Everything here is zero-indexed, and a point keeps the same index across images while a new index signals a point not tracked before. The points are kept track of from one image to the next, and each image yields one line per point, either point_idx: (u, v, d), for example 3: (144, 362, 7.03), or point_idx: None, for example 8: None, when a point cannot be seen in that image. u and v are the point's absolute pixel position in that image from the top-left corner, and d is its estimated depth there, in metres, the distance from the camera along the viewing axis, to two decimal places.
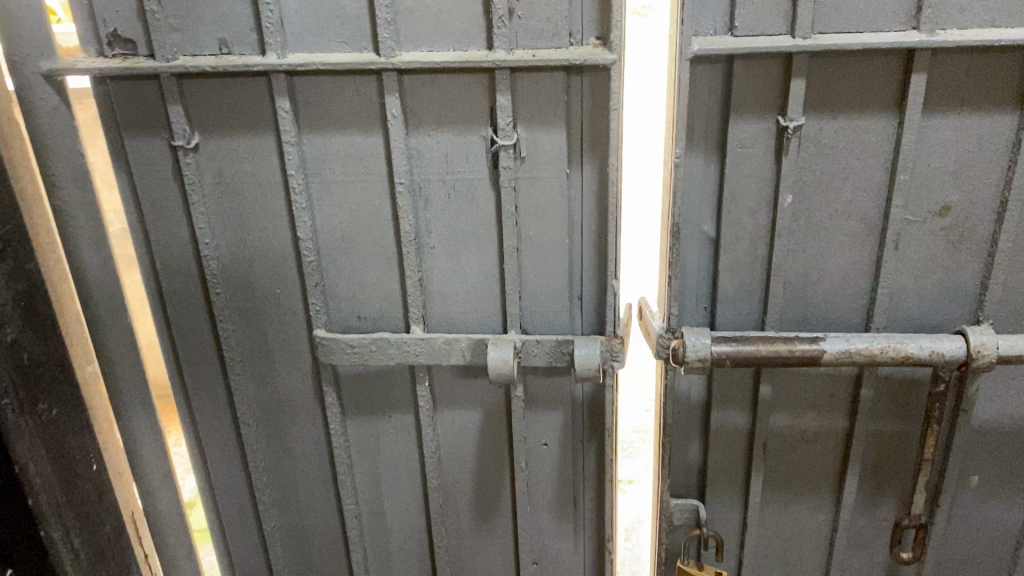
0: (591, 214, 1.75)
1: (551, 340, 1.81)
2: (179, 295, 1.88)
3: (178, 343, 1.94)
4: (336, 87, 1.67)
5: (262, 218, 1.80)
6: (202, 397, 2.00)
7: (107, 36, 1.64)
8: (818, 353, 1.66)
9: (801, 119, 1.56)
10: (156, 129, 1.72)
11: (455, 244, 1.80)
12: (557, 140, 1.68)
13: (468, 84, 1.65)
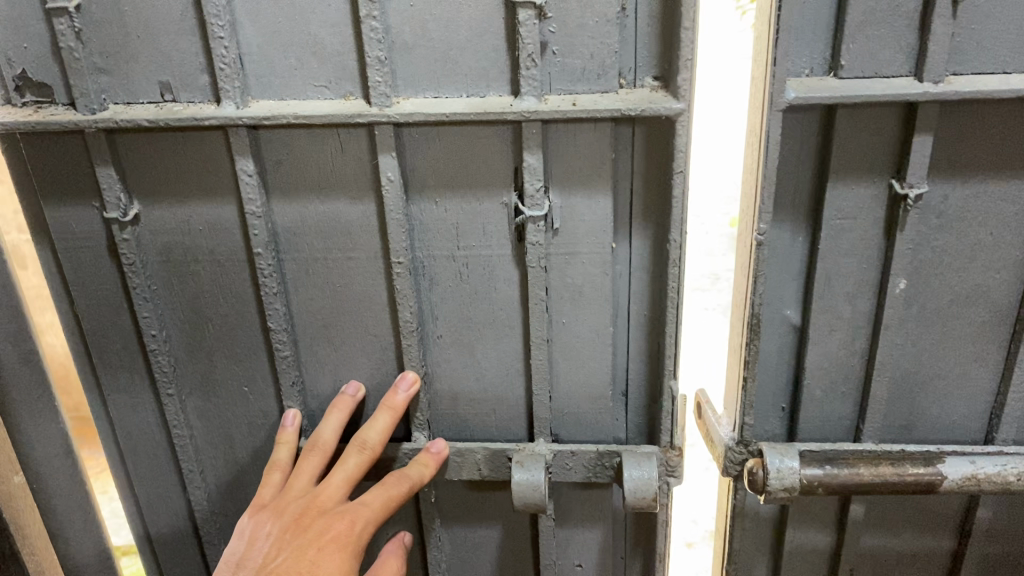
0: (642, 295, 1.38)
1: (591, 450, 1.44)
2: (122, 395, 1.51)
3: (125, 450, 1.56)
4: (314, 142, 1.29)
5: (224, 305, 1.42)
6: (157, 511, 1.62)
7: (14, 80, 1.26)
8: (937, 480, 1.30)
9: (925, 185, 1.20)
10: (83, 199, 1.34)
11: (469, 334, 1.42)
12: (601, 209, 1.30)
13: (485, 138, 1.27)
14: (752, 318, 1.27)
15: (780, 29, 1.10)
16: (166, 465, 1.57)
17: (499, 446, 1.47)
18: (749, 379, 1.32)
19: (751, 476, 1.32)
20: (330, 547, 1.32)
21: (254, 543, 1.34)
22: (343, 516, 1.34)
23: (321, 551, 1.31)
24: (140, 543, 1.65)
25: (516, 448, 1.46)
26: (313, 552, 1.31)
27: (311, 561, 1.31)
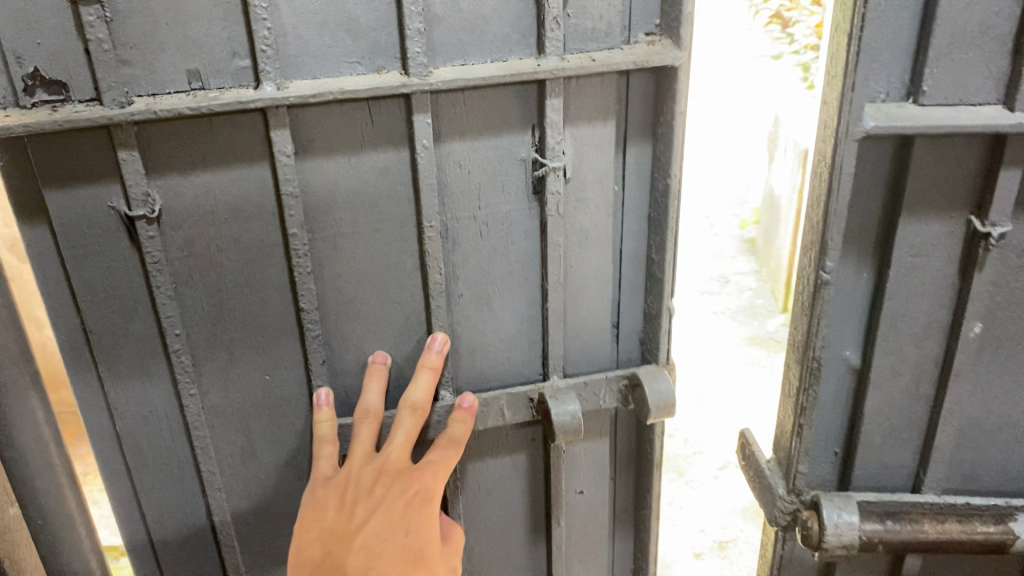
0: (635, 232, 1.47)
1: (600, 377, 1.53)
2: (137, 405, 1.43)
3: (134, 465, 1.47)
4: (346, 116, 1.27)
5: (248, 292, 1.37)
6: (167, 519, 1.54)
7: (24, 79, 1.17)
8: (1004, 538, 1.31)
9: (1007, 224, 1.18)
10: (100, 197, 1.26)
11: (487, 297, 1.45)
12: (608, 155, 1.39)
13: (507, 97, 1.31)
14: (812, 362, 1.28)
15: (859, 49, 1.10)
16: (182, 469, 1.51)
17: (519, 386, 1.52)
18: (805, 425, 1.33)
19: (807, 531, 1.31)
20: (418, 502, 1.39)
21: (335, 508, 1.36)
22: (420, 474, 1.39)
23: (408, 505, 1.38)
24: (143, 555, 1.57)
25: (535, 387, 1.51)
26: (402, 508, 1.38)
27: (403, 516, 1.38)
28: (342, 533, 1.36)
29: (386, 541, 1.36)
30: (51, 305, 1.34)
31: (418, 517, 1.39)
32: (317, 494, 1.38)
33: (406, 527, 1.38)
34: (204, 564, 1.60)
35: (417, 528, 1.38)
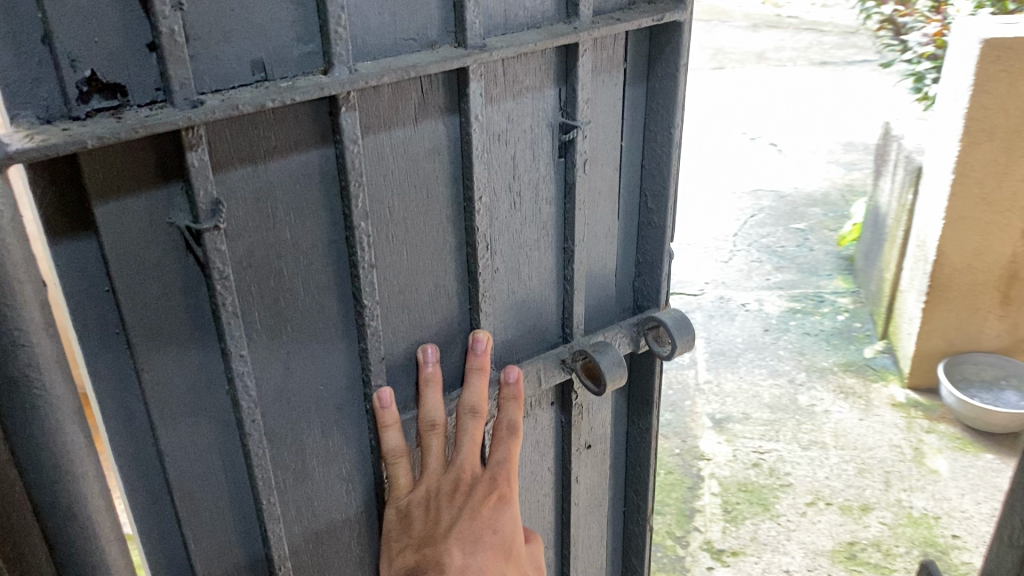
0: (626, 178, 1.80)
1: (617, 329, 1.87)
2: (179, 403, 1.43)
3: (172, 466, 1.46)
4: (402, 94, 1.40)
5: (300, 277, 1.40)
6: (205, 511, 1.53)
7: (81, 84, 1.17)
8: None
9: None
10: (161, 208, 1.29)
11: (519, 252, 1.68)
12: (614, 111, 1.71)
13: (539, 65, 1.55)
14: None
15: None
16: (222, 468, 1.52)
17: (552, 351, 1.79)
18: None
19: None
20: (499, 500, 1.63)
21: (427, 515, 1.60)
22: (495, 477, 1.63)
23: (491, 507, 1.62)
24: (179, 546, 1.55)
25: (569, 349, 1.80)
26: (486, 510, 1.61)
27: (489, 516, 1.62)
28: (438, 537, 1.58)
29: (478, 537, 1.60)
30: (92, 309, 1.31)
31: (499, 515, 1.63)
32: (409, 506, 1.59)
33: (492, 524, 1.62)
34: (238, 544, 1.60)
35: (500, 524, 1.63)
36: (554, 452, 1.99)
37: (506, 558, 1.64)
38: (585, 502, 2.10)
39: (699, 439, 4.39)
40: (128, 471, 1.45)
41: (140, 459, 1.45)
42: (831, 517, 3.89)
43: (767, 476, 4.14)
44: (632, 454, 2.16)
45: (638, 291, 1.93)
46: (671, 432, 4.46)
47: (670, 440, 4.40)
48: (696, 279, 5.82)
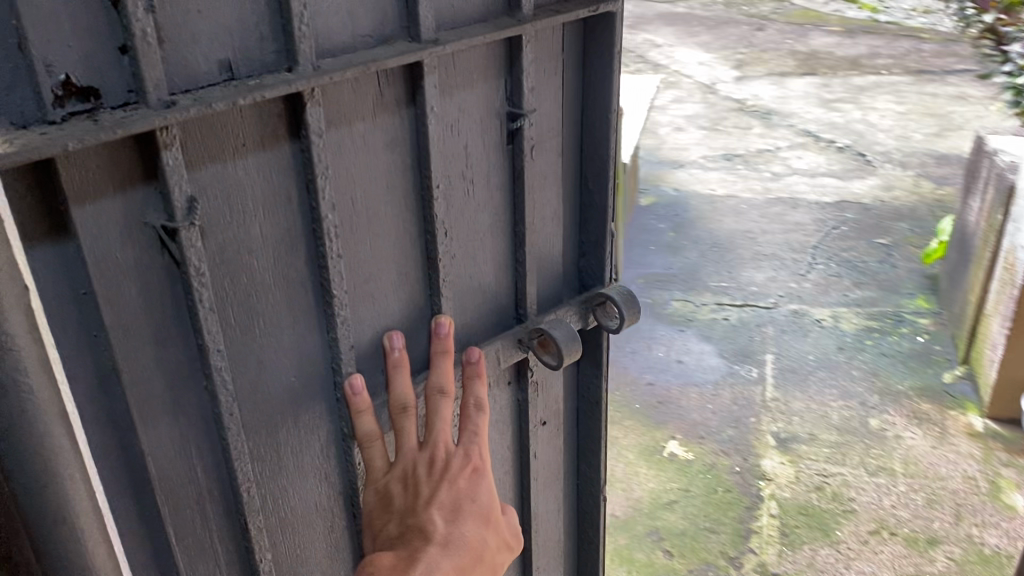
0: (570, 165, 1.89)
1: (569, 306, 1.95)
2: (160, 406, 1.41)
3: (155, 471, 1.44)
4: (362, 88, 1.45)
5: (269, 268, 1.43)
6: (191, 511, 1.51)
7: (55, 87, 1.14)
8: None
9: None
10: (135, 210, 1.28)
11: (474, 238, 1.74)
12: (557, 100, 1.79)
13: (486, 57, 1.63)
14: None
15: None
16: (205, 469, 1.51)
17: (509, 331, 1.85)
18: None
19: None
20: (474, 470, 1.62)
21: (405, 490, 1.58)
22: (468, 449, 1.63)
23: (468, 478, 1.60)
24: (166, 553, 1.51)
25: (524, 329, 1.86)
26: (463, 480, 1.60)
27: (467, 485, 1.60)
28: (418, 508, 1.55)
29: (459, 504, 1.57)
30: (74, 313, 1.28)
31: (476, 485, 1.60)
32: (387, 484, 1.58)
33: (469, 495, 1.59)
34: (224, 544, 1.58)
35: (479, 493, 1.60)
36: (511, 431, 2.04)
37: (489, 528, 1.59)
38: (543, 475, 2.16)
39: (761, 459, 4.22)
40: (113, 481, 1.42)
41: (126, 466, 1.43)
42: (894, 548, 3.69)
43: (830, 500, 3.96)
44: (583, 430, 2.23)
45: (583, 271, 2.01)
46: (732, 449, 4.29)
47: (730, 457, 4.23)
48: (772, 292, 5.61)
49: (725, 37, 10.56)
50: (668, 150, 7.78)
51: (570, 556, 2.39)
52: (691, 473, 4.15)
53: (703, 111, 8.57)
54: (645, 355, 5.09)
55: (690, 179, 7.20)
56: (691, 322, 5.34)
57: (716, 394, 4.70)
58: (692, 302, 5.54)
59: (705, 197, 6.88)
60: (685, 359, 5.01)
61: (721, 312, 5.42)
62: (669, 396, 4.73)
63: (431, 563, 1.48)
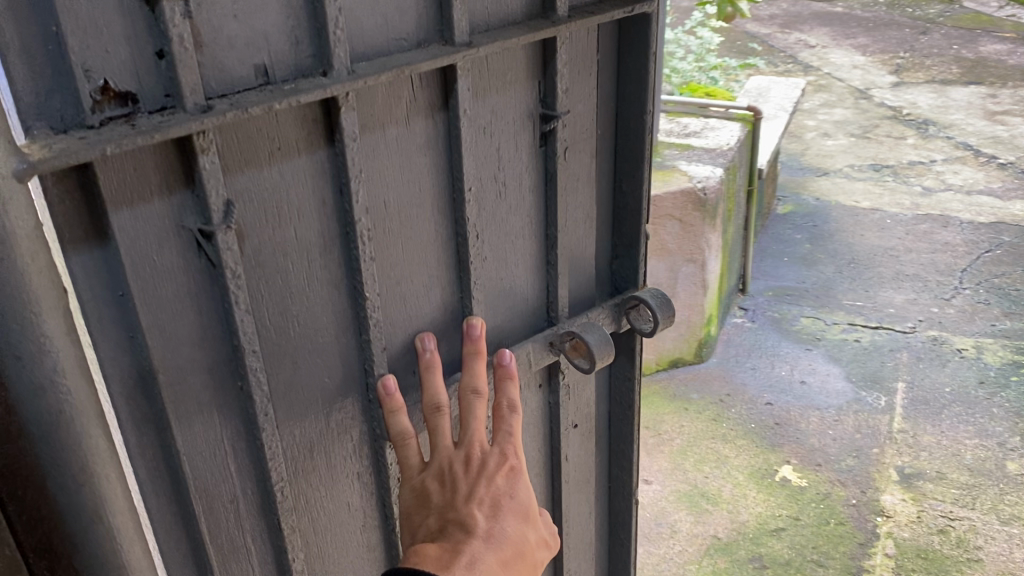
0: (602, 167, 1.82)
1: (600, 309, 1.87)
2: (199, 421, 1.35)
3: (195, 487, 1.38)
4: (394, 92, 1.39)
5: (303, 270, 1.37)
6: (229, 526, 1.45)
7: (94, 92, 1.09)
8: None
9: None
10: (172, 215, 1.21)
11: (506, 242, 1.68)
12: (591, 101, 1.73)
13: (518, 59, 1.57)
14: None
15: None
16: (244, 483, 1.45)
17: (540, 334, 1.78)
18: None
19: None
20: (513, 467, 1.51)
21: (441, 489, 1.47)
22: (505, 447, 1.52)
23: (507, 475, 1.49)
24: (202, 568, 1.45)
25: (554, 332, 1.79)
26: (502, 477, 1.49)
27: (506, 482, 1.48)
28: (456, 507, 1.44)
29: (499, 501, 1.46)
30: (114, 323, 1.22)
31: (516, 482, 1.49)
32: (420, 486, 1.47)
33: (509, 492, 1.48)
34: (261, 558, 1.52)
35: (518, 491, 1.49)
36: (542, 435, 1.99)
37: (529, 526, 1.48)
38: (574, 479, 2.10)
39: (881, 493, 3.83)
40: (155, 496, 1.36)
41: (168, 480, 1.37)
42: None
43: (955, 545, 3.55)
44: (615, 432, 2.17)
45: (615, 273, 1.95)
46: (851, 480, 3.91)
47: (848, 488, 3.86)
48: (911, 315, 5.14)
49: (882, 41, 9.98)
50: (813, 157, 7.38)
51: (602, 559, 2.34)
52: (802, 500, 3.81)
53: (852, 117, 8.11)
54: (766, 372, 4.67)
55: (833, 188, 6.79)
56: (819, 342, 4.92)
57: (839, 420, 4.30)
58: (822, 320, 5.11)
59: (847, 208, 6.46)
60: (808, 380, 4.60)
61: (852, 333, 4.97)
62: (788, 418, 4.33)
63: (474, 558, 1.38)
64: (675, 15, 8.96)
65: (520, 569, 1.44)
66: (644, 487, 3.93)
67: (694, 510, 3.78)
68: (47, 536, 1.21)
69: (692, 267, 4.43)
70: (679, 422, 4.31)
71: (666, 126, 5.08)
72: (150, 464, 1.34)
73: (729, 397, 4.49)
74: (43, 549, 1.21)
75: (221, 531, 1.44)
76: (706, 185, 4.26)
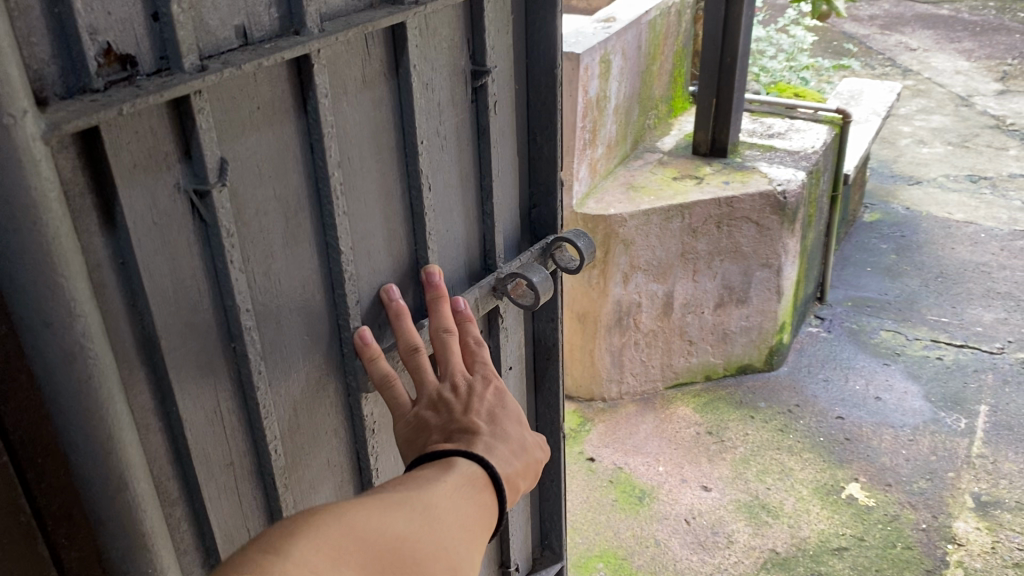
0: (518, 126, 1.78)
1: (529, 253, 1.81)
2: (199, 399, 1.29)
3: (197, 465, 1.31)
4: (353, 51, 1.35)
5: (284, 226, 1.33)
6: (228, 501, 1.38)
7: (98, 54, 1.03)
8: None
9: None
10: (169, 179, 1.15)
11: (450, 199, 1.63)
12: (509, 58, 1.68)
13: (451, 19, 1.51)
14: None
15: None
16: (241, 459, 1.39)
17: (483, 281, 1.71)
18: None
19: None
20: (499, 384, 1.41)
21: (434, 414, 1.36)
22: (488, 370, 1.43)
23: (496, 387, 1.40)
24: (208, 549, 1.37)
25: (496, 277, 1.73)
26: (492, 389, 1.39)
27: (498, 392, 1.39)
28: (453, 422, 1.33)
29: (495, 407, 1.35)
30: (125, 296, 1.15)
31: (504, 390, 1.41)
32: (412, 419, 1.37)
33: (503, 401, 1.38)
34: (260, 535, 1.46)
35: (511, 399, 1.39)
36: None
37: (530, 428, 1.38)
38: None
39: (954, 519, 3.63)
40: (166, 478, 1.28)
41: (175, 462, 1.29)
42: None
43: None
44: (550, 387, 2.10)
45: (534, 221, 1.88)
46: (922, 503, 3.73)
47: (918, 511, 3.68)
48: (1000, 335, 4.86)
49: (989, 46, 9.52)
50: (906, 164, 7.08)
51: (534, 498, 2.23)
52: (868, 521, 3.64)
53: (951, 125, 7.75)
54: (840, 385, 4.48)
55: (925, 197, 6.50)
56: (898, 356, 4.71)
57: (914, 440, 4.10)
58: (903, 335, 4.89)
59: (938, 220, 6.17)
60: (884, 396, 4.39)
61: (935, 350, 4.74)
62: (858, 434, 4.15)
63: (488, 446, 1.28)
64: (768, 13, 8.70)
65: (530, 467, 1.33)
66: (703, 493, 3.81)
67: (753, 521, 3.65)
68: (67, 505, 1.20)
69: (767, 272, 4.29)
70: (744, 430, 4.17)
71: (749, 125, 4.91)
72: (161, 444, 1.26)
73: (799, 408, 4.33)
74: (61, 515, 1.19)
75: (221, 508, 1.37)
76: (787, 188, 4.11)
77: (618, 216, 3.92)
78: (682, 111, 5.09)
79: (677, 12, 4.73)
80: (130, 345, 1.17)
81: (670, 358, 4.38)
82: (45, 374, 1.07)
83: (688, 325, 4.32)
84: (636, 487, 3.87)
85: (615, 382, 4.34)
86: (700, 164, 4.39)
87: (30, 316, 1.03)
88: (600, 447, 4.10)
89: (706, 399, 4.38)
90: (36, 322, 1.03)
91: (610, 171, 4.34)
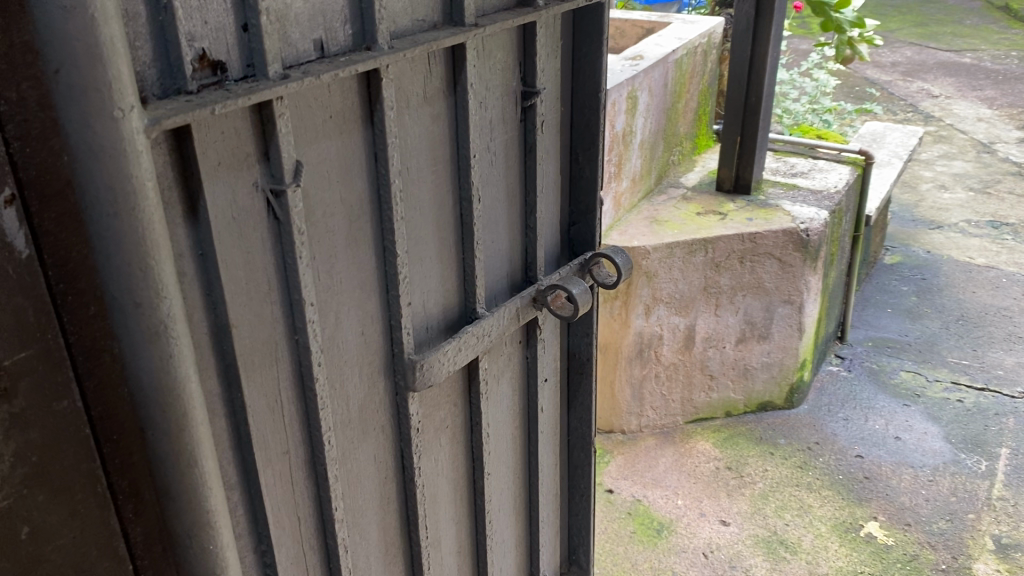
0: (562, 146, 1.87)
1: (569, 267, 1.89)
2: (261, 390, 1.36)
3: (254, 450, 1.38)
4: (417, 69, 1.45)
5: (347, 227, 1.41)
6: (280, 491, 1.45)
7: (194, 58, 1.13)
8: None
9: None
10: (249, 177, 1.24)
11: (496, 211, 1.71)
12: (556, 81, 1.77)
13: (505, 40, 1.61)
14: None
15: None
16: (295, 450, 1.46)
17: (525, 291, 1.79)
18: None
19: None
20: None
21: None
22: None
23: None
24: (258, 534, 1.44)
25: (537, 287, 1.81)
26: None
27: None
28: None
29: None
30: (202, 285, 1.23)
31: None
32: None
33: None
34: (306, 527, 1.52)
35: None
36: (521, 389, 1.97)
37: None
38: (547, 433, 2.10)
39: (974, 561, 3.64)
40: (227, 462, 1.35)
41: (235, 448, 1.36)
42: None
43: None
44: (580, 403, 2.16)
45: (573, 239, 1.97)
46: (942, 544, 3.74)
47: (938, 552, 3.69)
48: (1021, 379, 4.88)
49: (1011, 94, 9.61)
50: (928, 208, 7.13)
51: (563, 513, 2.28)
52: (887, 559, 3.66)
53: (973, 171, 7.81)
54: (860, 424, 4.50)
55: (946, 242, 6.54)
56: (919, 398, 4.73)
57: (934, 480, 4.11)
58: (923, 376, 4.91)
59: (960, 264, 6.21)
60: (904, 436, 4.42)
61: (955, 393, 4.76)
62: (878, 473, 4.17)
63: None
64: (792, 56, 8.83)
65: None
66: (721, 528, 3.84)
67: (772, 557, 3.67)
68: (136, 480, 1.27)
69: (789, 309, 4.34)
70: (763, 466, 4.20)
71: (773, 164, 4.99)
72: (225, 429, 1.33)
73: (818, 446, 4.35)
74: (131, 490, 1.26)
75: (274, 497, 1.44)
76: (809, 226, 4.19)
77: (642, 247, 4.00)
78: (707, 148, 5.17)
79: (703, 52, 4.85)
80: (203, 332, 1.25)
81: (691, 392, 4.43)
82: (130, 351, 1.15)
83: (709, 359, 4.37)
84: (655, 519, 3.90)
85: (634, 415, 4.38)
86: (724, 200, 4.46)
87: (120, 295, 1.12)
88: (619, 478, 4.14)
89: (726, 435, 4.41)
90: (127, 302, 1.12)
91: (634, 205, 4.42)
